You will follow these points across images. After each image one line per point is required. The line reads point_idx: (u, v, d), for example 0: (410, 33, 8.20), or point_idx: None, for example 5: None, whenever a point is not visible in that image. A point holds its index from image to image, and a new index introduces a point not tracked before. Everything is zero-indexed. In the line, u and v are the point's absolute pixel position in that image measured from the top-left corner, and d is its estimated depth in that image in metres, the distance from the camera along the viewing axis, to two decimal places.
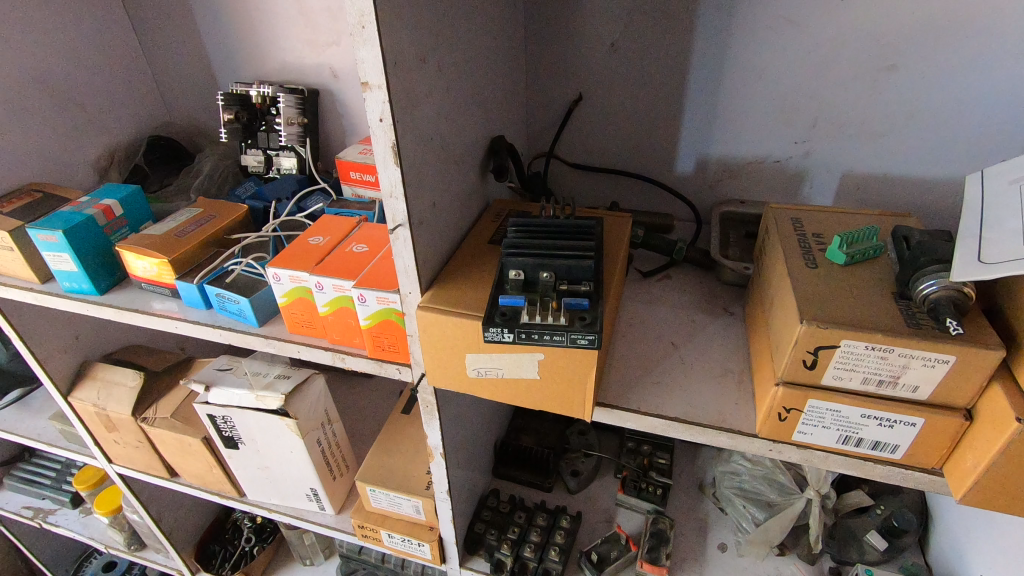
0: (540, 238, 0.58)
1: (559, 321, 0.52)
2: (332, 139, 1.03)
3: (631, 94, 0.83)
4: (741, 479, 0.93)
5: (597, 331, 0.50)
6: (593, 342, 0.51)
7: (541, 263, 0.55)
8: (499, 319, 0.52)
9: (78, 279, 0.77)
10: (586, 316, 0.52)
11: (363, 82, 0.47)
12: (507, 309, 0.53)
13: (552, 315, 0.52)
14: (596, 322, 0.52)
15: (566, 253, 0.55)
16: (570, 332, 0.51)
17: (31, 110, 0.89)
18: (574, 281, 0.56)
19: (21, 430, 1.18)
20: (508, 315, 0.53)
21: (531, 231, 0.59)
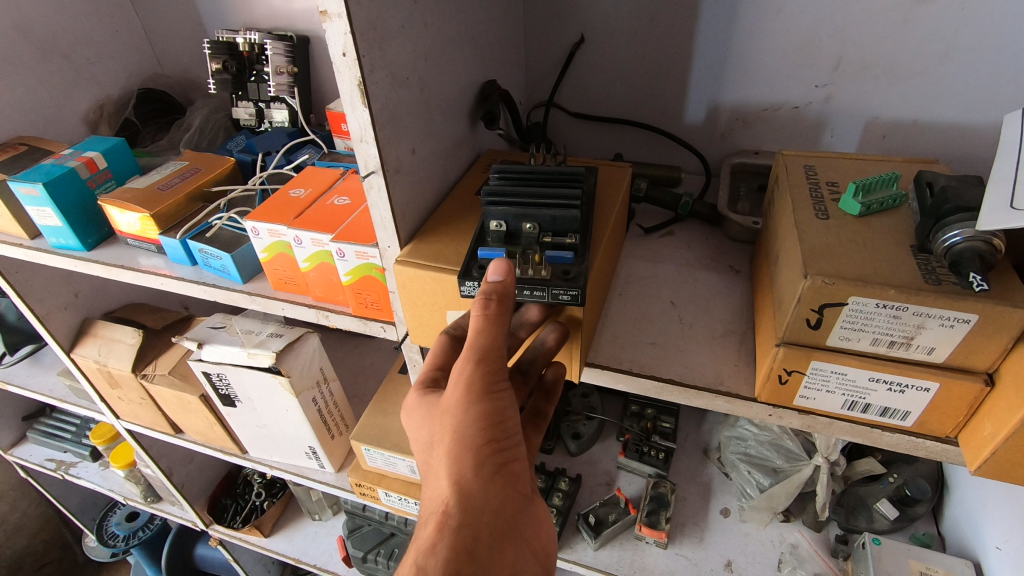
0: (525, 184, 0.54)
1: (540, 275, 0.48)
2: (325, 90, 0.99)
3: (638, 35, 0.76)
4: (747, 444, 0.90)
5: (580, 287, 0.47)
6: (576, 299, 0.48)
7: (524, 213, 0.50)
8: (475, 272, 0.49)
9: (64, 235, 0.76)
10: (569, 272, 0.49)
11: (321, 11, 0.42)
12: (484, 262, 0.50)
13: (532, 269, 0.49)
14: (579, 278, 0.48)
15: (551, 202, 0.51)
16: (552, 287, 0.47)
17: (15, 61, 0.86)
18: (560, 233, 0.52)
19: (33, 386, 1.20)
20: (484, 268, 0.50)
21: (515, 176, 0.54)
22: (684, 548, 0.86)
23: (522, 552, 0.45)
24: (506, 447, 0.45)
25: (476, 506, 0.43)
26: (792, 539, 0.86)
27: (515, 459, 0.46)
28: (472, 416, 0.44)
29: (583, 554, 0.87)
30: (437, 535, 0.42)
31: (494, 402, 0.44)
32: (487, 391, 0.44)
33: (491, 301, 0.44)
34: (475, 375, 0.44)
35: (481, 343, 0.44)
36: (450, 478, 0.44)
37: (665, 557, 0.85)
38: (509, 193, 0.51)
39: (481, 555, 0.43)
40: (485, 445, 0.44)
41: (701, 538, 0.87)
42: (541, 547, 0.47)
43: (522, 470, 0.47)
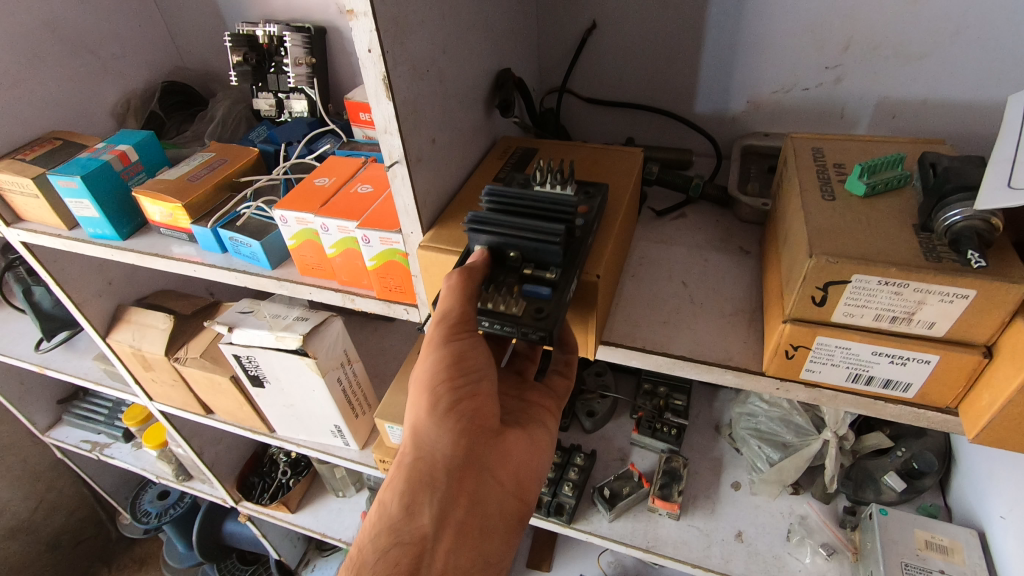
0: (514, 211, 0.53)
1: (512, 311, 0.48)
2: (342, 81, 1.01)
3: (648, 20, 0.77)
4: (757, 420, 0.93)
5: (547, 328, 0.46)
6: (544, 338, 0.47)
7: (506, 241, 0.51)
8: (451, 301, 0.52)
9: (100, 225, 0.80)
10: (543, 309, 0.48)
11: (347, 9, 0.44)
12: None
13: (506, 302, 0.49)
14: (549, 318, 0.47)
15: (533, 234, 0.50)
16: (520, 326, 0.47)
17: (45, 57, 0.89)
18: (543, 264, 0.51)
19: (69, 369, 1.26)
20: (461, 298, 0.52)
21: (507, 200, 0.54)
22: (696, 519, 0.88)
23: (483, 477, 0.58)
24: (466, 394, 0.54)
25: (435, 448, 0.55)
26: (801, 511, 0.88)
27: (477, 410, 0.55)
28: (431, 364, 0.53)
29: (599, 525, 0.90)
30: (403, 462, 0.56)
31: (453, 362, 0.53)
32: (447, 353, 0.52)
33: (454, 273, 0.50)
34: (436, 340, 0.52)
35: (445, 309, 0.50)
36: (416, 416, 0.56)
37: (677, 528, 0.88)
38: (493, 223, 0.51)
39: (436, 483, 0.56)
40: (442, 400, 0.54)
41: (713, 510, 0.89)
42: (506, 472, 0.59)
43: (484, 410, 0.56)
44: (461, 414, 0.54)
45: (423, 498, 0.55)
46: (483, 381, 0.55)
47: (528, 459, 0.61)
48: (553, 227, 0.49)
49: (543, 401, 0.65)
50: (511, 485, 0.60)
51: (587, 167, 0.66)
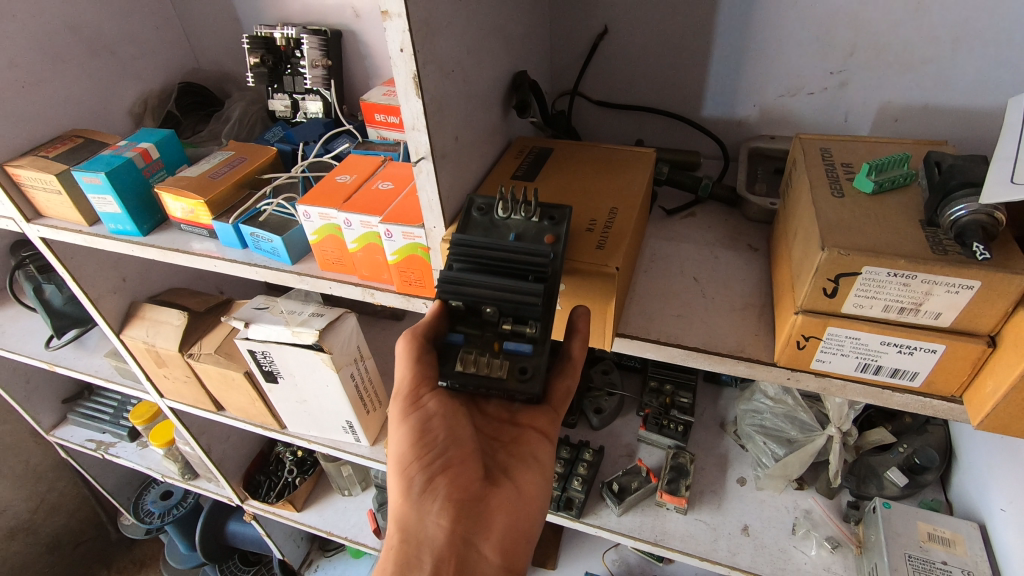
0: (485, 261, 0.55)
1: (500, 374, 0.53)
2: (355, 83, 1.04)
3: (659, 25, 0.80)
4: (763, 416, 0.94)
5: (535, 391, 0.52)
6: (533, 398, 0.53)
7: (483, 302, 0.54)
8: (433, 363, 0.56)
9: (122, 221, 0.81)
10: (527, 369, 0.54)
11: (382, 11, 0.46)
12: (441, 346, 0.56)
13: (492, 366, 0.54)
14: (535, 384, 0.52)
15: (511, 297, 0.53)
16: (509, 390, 0.53)
17: (66, 57, 0.91)
18: (521, 318, 0.55)
19: (80, 367, 1.27)
20: (442, 360, 0.56)
21: (479, 252, 0.54)
22: (702, 513, 0.90)
23: (466, 543, 0.60)
24: (431, 455, 0.61)
25: (417, 519, 0.60)
26: (805, 506, 0.90)
27: (447, 462, 0.61)
28: (399, 434, 0.61)
29: (607, 519, 0.91)
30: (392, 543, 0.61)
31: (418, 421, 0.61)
32: (409, 419, 0.61)
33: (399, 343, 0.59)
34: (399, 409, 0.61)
35: (400, 376, 0.59)
36: (397, 492, 0.62)
37: (684, 522, 0.89)
38: (470, 287, 0.53)
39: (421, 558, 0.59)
40: (413, 463, 0.61)
41: (719, 505, 0.91)
42: (490, 539, 0.61)
43: (451, 471, 0.62)
44: (432, 470, 0.61)
45: (413, 574, 0.58)
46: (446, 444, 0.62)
47: (514, 525, 0.62)
48: (531, 290, 0.52)
49: (536, 424, 0.64)
50: (504, 550, 0.61)
51: (601, 165, 0.68)
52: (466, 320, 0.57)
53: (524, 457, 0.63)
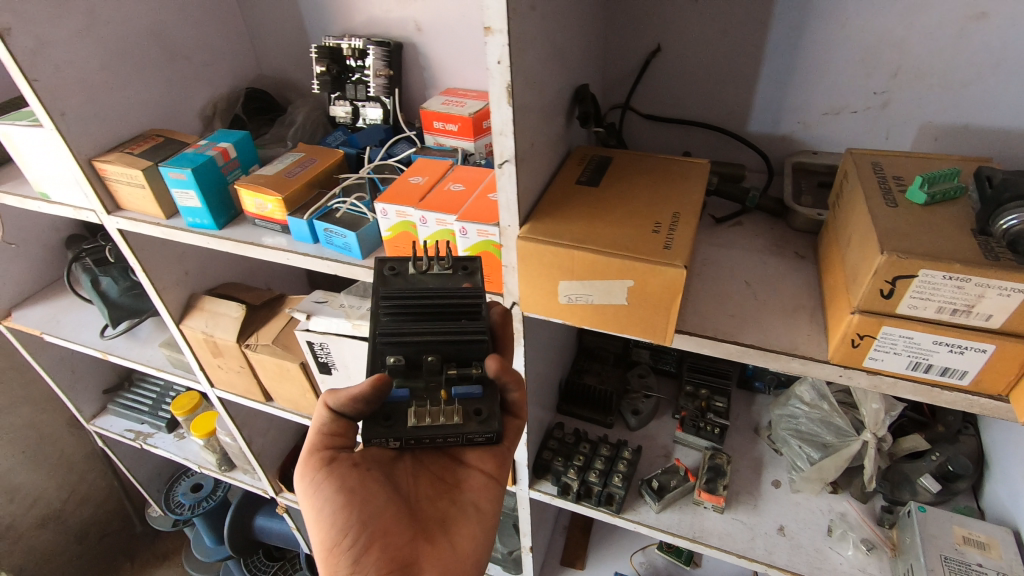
0: (420, 314, 0.62)
1: (455, 420, 0.58)
2: (412, 92, 1.09)
3: (711, 45, 0.85)
4: (798, 421, 0.98)
5: (494, 429, 0.58)
6: (493, 438, 0.59)
7: (424, 348, 0.61)
8: (382, 424, 0.58)
9: (200, 215, 0.87)
10: (479, 412, 0.60)
11: (485, 27, 0.51)
12: (384, 406, 0.60)
13: (445, 415, 0.59)
14: (492, 417, 0.59)
15: (450, 340, 0.61)
16: (467, 432, 0.58)
17: (149, 62, 0.97)
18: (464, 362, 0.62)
19: (133, 356, 1.33)
20: (391, 420, 0.59)
21: (409, 303, 0.61)
22: (739, 513, 0.93)
23: None
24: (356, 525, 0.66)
25: None
26: (840, 509, 0.93)
27: (375, 531, 0.66)
28: (318, 517, 0.66)
29: (646, 516, 0.94)
30: None
31: (336, 495, 0.66)
32: (321, 499, 0.66)
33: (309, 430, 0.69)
34: (315, 490, 0.67)
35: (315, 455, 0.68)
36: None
37: (721, 521, 0.92)
38: (409, 337, 0.60)
39: None
40: (338, 541, 0.65)
41: (755, 506, 0.94)
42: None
43: (376, 537, 0.66)
44: (361, 543, 0.65)
45: None
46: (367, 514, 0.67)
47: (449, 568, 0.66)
48: (473, 334, 0.61)
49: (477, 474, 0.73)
50: None
51: (659, 173, 0.73)
52: (408, 376, 0.62)
53: (464, 504, 0.71)
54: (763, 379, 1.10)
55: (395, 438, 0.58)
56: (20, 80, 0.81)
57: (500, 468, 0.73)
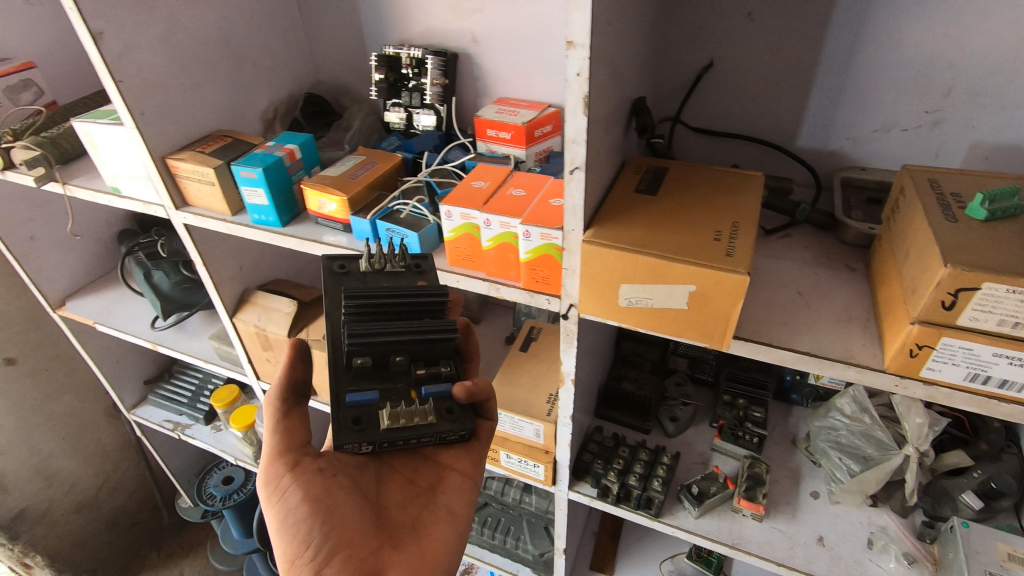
0: (387, 319, 0.68)
1: (429, 421, 0.65)
2: (464, 101, 1.13)
3: (764, 62, 0.87)
4: (838, 433, 0.98)
5: (466, 427, 0.66)
6: (467, 435, 0.66)
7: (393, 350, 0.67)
8: (354, 428, 0.63)
9: (266, 212, 0.91)
10: (449, 411, 0.67)
11: (568, 41, 0.54)
12: (354, 411, 0.64)
13: (419, 417, 0.65)
14: (465, 416, 0.67)
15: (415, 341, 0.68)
16: (442, 431, 0.65)
17: (220, 66, 1.02)
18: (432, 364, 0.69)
19: (183, 348, 1.38)
20: (362, 424, 0.63)
21: (373, 309, 0.68)
22: (777, 522, 0.94)
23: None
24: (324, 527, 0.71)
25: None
26: (880, 522, 0.94)
27: (336, 540, 0.71)
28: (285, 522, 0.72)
29: (685, 521, 0.96)
30: None
31: (301, 501, 0.72)
32: (286, 504, 0.72)
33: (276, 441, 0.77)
34: (280, 500, 0.73)
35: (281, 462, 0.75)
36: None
37: (760, 529, 0.93)
38: (376, 341, 0.66)
39: None
40: (305, 547, 0.70)
41: (794, 515, 0.95)
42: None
43: (342, 538, 0.71)
44: (322, 552, 0.70)
45: None
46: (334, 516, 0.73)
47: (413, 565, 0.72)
48: (440, 337, 0.69)
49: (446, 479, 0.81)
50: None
51: (715, 184, 0.76)
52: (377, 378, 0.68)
53: (434, 508, 0.79)
54: (801, 392, 1.11)
55: (373, 442, 0.63)
56: (107, 80, 0.86)
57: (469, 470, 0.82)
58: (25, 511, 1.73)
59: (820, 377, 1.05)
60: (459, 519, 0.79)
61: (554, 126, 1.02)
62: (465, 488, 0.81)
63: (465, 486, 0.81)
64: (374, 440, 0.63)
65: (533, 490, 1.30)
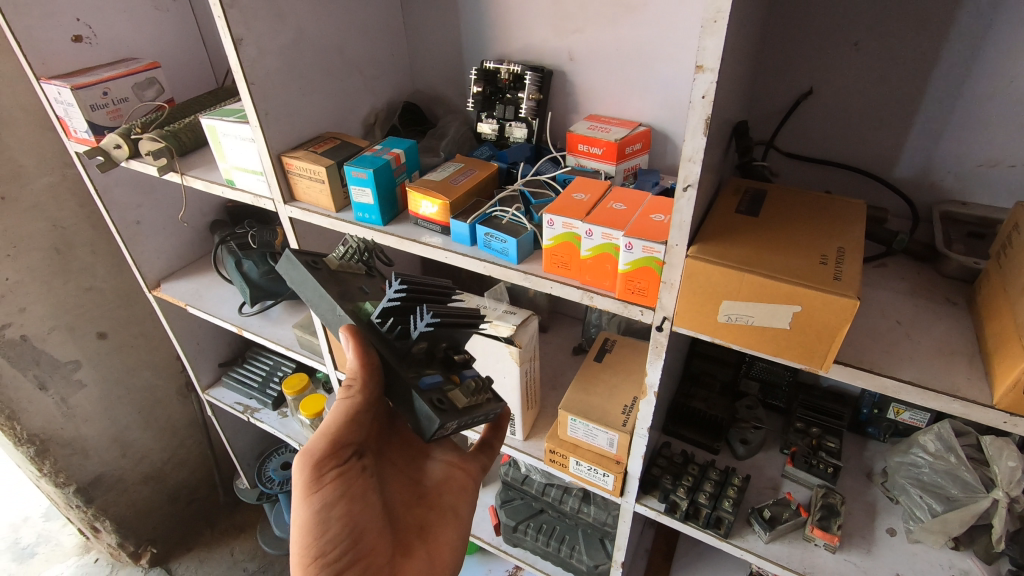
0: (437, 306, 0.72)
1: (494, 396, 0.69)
2: (555, 116, 1.17)
3: (867, 91, 0.87)
4: (920, 471, 0.96)
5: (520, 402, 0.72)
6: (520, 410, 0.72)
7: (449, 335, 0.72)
8: (442, 407, 0.64)
9: (370, 211, 0.97)
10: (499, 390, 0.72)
11: (698, 65, 0.57)
12: (434, 393, 0.65)
13: (484, 392, 0.69)
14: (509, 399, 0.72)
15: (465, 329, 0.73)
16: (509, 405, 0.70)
17: (333, 73, 1.10)
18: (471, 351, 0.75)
19: (266, 334, 1.47)
20: (445, 403, 0.65)
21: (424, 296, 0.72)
22: (852, 555, 0.92)
23: None
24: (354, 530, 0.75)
25: None
26: (963, 566, 0.90)
27: (361, 546, 0.75)
28: (315, 519, 0.73)
29: (755, 544, 0.96)
30: None
31: (336, 503, 0.74)
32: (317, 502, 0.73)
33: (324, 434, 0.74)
34: (313, 497, 0.74)
35: (322, 455, 0.73)
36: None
37: (834, 560, 0.92)
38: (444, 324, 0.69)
39: None
40: (328, 551, 0.72)
41: (869, 550, 0.93)
42: None
43: (366, 542, 0.76)
44: (346, 558, 0.73)
45: None
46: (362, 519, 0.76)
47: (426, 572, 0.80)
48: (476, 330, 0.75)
49: (460, 483, 0.89)
50: None
51: (814, 212, 0.77)
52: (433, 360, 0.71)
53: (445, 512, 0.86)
54: (878, 425, 1.09)
55: (464, 418, 0.65)
56: (241, 83, 0.93)
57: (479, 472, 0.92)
58: (101, 476, 1.82)
59: (901, 413, 1.03)
60: (465, 523, 0.88)
61: (644, 144, 1.04)
62: (468, 488, 0.90)
63: (470, 489, 0.90)
64: (467, 416, 0.65)
65: (592, 500, 1.30)
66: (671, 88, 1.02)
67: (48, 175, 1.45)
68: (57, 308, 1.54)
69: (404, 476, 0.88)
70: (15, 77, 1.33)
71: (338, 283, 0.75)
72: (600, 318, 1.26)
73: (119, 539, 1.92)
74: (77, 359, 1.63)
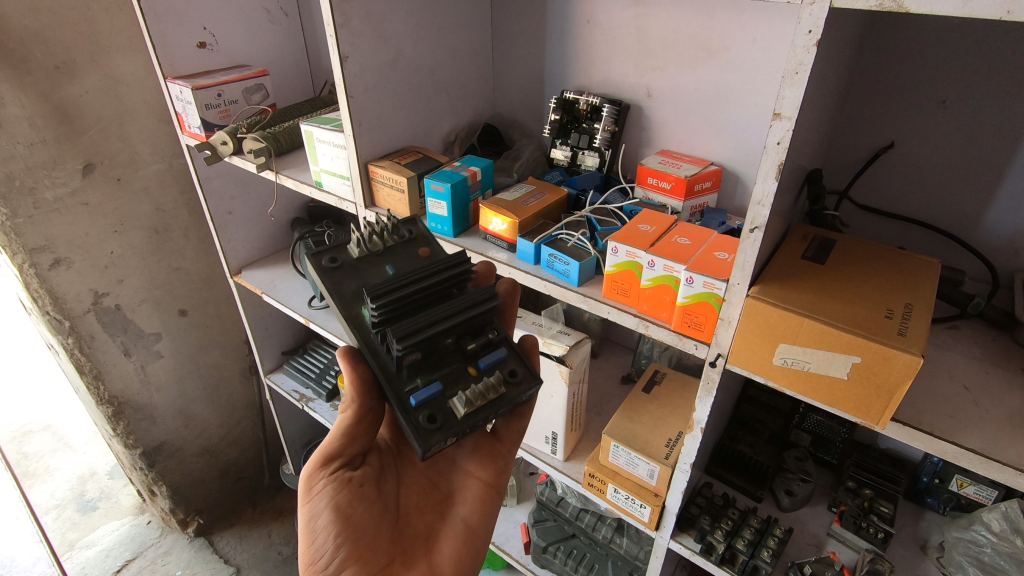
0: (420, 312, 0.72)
1: (498, 389, 0.72)
2: (628, 148, 1.20)
3: (952, 150, 0.86)
4: (981, 550, 0.91)
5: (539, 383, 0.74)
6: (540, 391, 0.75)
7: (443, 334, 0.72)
8: (434, 426, 0.68)
9: (443, 222, 1.03)
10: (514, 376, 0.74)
11: (775, 113, 0.59)
12: (429, 411, 0.70)
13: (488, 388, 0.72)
14: (525, 375, 0.75)
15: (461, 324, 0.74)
16: (512, 398, 0.73)
17: (423, 92, 1.17)
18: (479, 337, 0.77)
19: (330, 328, 1.52)
20: (437, 420, 0.69)
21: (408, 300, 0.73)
22: None
23: None
24: (347, 535, 0.79)
25: None
26: None
27: (355, 551, 0.79)
28: (312, 525, 0.79)
29: None
30: None
31: (327, 512, 0.79)
32: (312, 509, 0.80)
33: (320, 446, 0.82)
34: (308, 505, 0.81)
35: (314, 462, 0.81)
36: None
37: None
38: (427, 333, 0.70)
39: None
40: (322, 557, 0.78)
41: None
42: None
43: (362, 547, 0.80)
44: (339, 562, 0.78)
45: None
46: (358, 522, 0.81)
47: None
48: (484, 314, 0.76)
49: (472, 493, 0.89)
50: None
51: (883, 265, 0.77)
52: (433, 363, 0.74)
53: (454, 524, 0.88)
54: (937, 496, 1.04)
55: (456, 433, 0.69)
56: (342, 94, 1.02)
57: (498, 475, 0.90)
58: (164, 443, 1.95)
59: (965, 486, 0.98)
60: (475, 534, 0.87)
61: (713, 183, 1.05)
62: (485, 500, 0.89)
63: (485, 500, 0.89)
64: (456, 431, 0.69)
65: (626, 531, 1.30)
66: (746, 131, 1.03)
67: (157, 163, 1.60)
68: (147, 284, 1.69)
69: (423, 481, 0.91)
70: (144, 74, 1.50)
71: (356, 278, 0.79)
72: (652, 349, 1.27)
73: (171, 505, 2.05)
74: (159, 332, 1.77)
